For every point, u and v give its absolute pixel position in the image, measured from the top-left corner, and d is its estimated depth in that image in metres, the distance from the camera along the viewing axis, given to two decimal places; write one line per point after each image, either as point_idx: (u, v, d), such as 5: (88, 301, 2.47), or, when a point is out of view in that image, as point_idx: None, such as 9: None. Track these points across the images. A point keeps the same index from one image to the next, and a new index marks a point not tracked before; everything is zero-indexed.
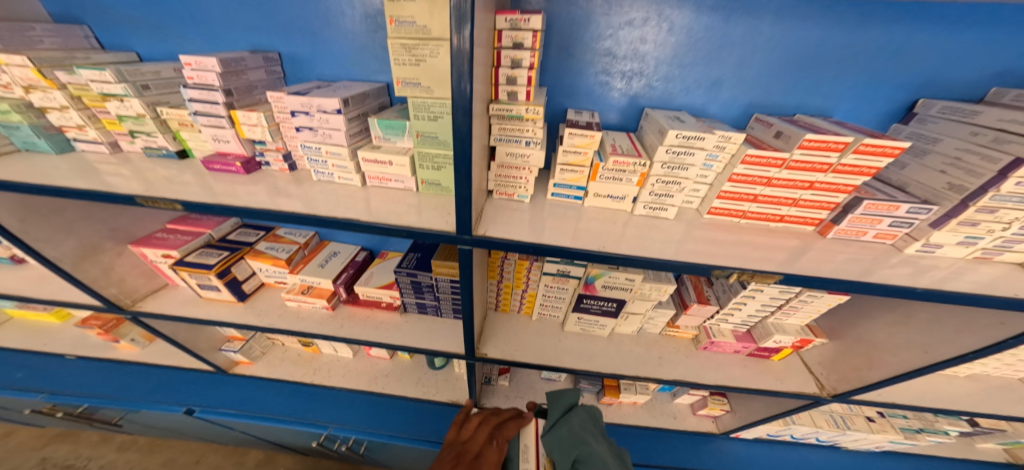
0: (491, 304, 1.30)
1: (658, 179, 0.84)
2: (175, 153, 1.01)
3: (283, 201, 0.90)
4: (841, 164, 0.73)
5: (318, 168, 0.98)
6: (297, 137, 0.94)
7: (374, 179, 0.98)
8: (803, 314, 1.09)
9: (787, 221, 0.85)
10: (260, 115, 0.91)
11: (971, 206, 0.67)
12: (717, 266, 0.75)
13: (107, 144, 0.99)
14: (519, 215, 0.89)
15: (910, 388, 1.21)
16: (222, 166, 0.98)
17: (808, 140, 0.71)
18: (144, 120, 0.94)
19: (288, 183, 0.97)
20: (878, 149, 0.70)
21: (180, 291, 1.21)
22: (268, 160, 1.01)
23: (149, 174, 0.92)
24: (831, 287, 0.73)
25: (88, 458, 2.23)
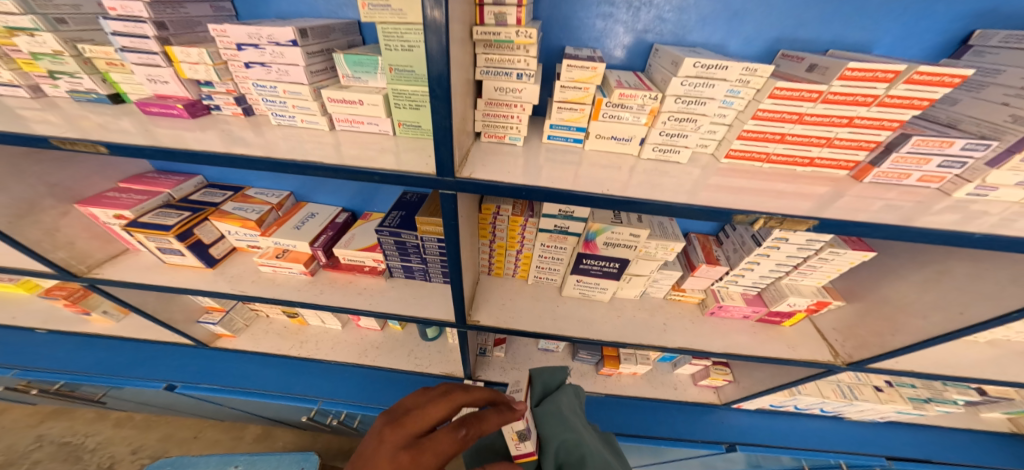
0: (484, 267, 1.22)
1: (670, 116, 0.73)
2: (107, 98, 0.87)
3: (239, 148, 0.78)
4: (889, 96, 0.61)
5: (276, 111, 0.85)
6: (249, 76, 0.82)
7: (344, 122, 0.86)
8: (819, 275, 1.00)
9: (816, 166, 0.74)
10: (201, 51, 0.78)
11: None
12: (739, 211, 0.65)
13: (27, 88, 0.86)
14: (510, 159, 0.77)
15: (928, 356, 1.14)
16: (162, 109, 0.84)
17: (851, 69, 0.60)
18: (62, 58, 0.80)
19: (245, 129, 0.85)
20: (935, 77, 0.58)
21: (142, 257, 1.11)
22: (217, 104, 0.88)
23: (80, 119, 0.80)
24: (869, 234, 0.63)
25: (83, 435, 2.20)
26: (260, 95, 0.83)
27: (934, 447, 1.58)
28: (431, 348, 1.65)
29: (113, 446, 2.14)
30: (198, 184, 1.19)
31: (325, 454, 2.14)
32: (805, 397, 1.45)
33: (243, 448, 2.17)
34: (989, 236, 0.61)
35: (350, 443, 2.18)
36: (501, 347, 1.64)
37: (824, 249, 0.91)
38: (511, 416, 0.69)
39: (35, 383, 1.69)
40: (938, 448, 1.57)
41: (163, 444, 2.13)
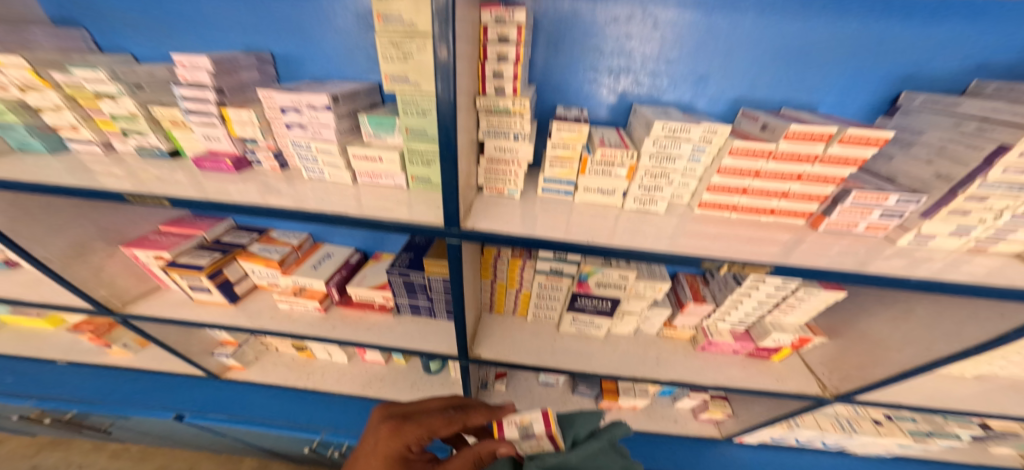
0: (486, 305, 1.29)
1: (647, 172, 0.84)
2: (167, 153, 1.01)
3: (273, 198, 0.89)
4: (828, 154, 0.71)
5: (308, 166, 0.98)
6: (287, 135, 0.94)
7: (365, 176, 0.98)
8: (801, 312, 1.07)
9: (777, 214, 0.83)
10: (251, 113, 0.90)
11: (960, 195, 0.63)
12: (707, 257, 0.74)
13: (101, 145, 0.99)
14: (509, 210, 0.88)
15: (916, 390, 1.18)
16: (213, 164, 0.97)
17: (793, 131, 0.69)
18: (136, 119, 0.93)
19: (280, 181, 0.97)
20: (864, 139, 0.68)
21: (172, 294, 1.21)
22: (259, 158, 1.00)
23: (141, 172, 0.93)
24: (827, 279, 0.71)
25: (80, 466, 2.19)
26: (297, 151, 0.95)
27: None
28: (433, 381, 1.69)
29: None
30: (229, 226, 1.29)
31: None
32: (804, 431, 1.46)
33: None
34: (933, 280, 0.68)
35: None
36: (502, 380, 1.68)
37: (799, 289, 0.99)
38: (496, 412, 0.78)
39: (47, 412, 1.74)
40: None
41: None
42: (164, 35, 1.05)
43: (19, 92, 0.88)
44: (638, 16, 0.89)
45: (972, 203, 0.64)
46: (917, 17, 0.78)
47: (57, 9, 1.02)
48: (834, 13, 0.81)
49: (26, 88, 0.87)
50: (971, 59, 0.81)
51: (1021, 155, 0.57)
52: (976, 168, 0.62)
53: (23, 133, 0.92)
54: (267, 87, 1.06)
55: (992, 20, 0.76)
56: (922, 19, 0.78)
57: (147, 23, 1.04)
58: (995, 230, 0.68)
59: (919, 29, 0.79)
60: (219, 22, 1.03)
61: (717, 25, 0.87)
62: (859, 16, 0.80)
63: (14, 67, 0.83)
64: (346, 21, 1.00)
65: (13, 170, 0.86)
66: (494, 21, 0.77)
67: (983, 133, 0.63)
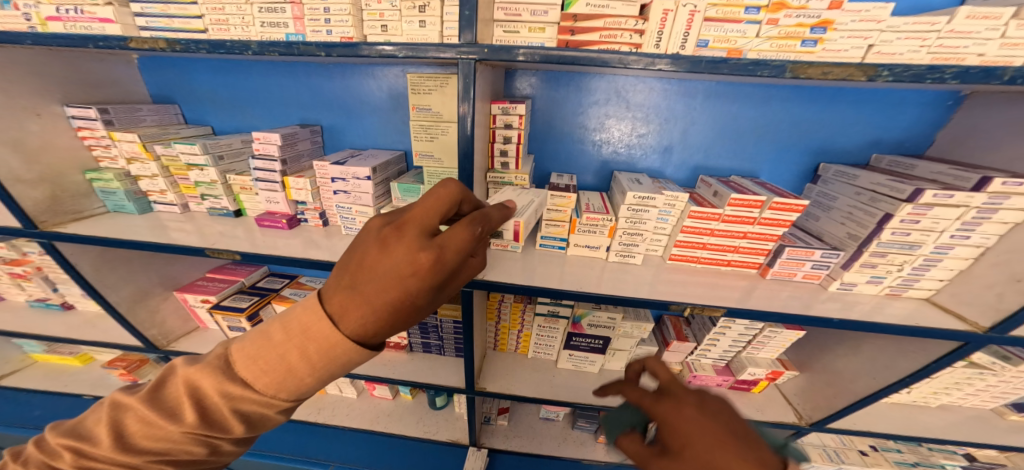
0: (490, 344, 1.43)
1: (625, 232, 1.02)
2: (232, 212, 1.19)
3: (313, 251, 1.07)
4: (763, 217, 0.88)
5: (348, 224, 1.15)
6: (333, 198, 1.13)
7: None
8: (771, 349, 1.21)
9: (734, 265, 0.99)
10: (306, 181, 1.11)
11: (864, 251, 0.79)
12: (674, 302, 0.88)
13: (180, 206, 1.19)
14: (511, 263, 1.05)
15: (884, 418, 1.29)
16: (271, 222, 1.16)
17: (734, 199, 0.87)
18: (215, 185, 1.13)
19: (322, 237, 1.15)
20: (788, 206, 0.85)
21: (209, 333, 1.35)
22: (307, 217, 1.19)
23: (207, 228, 1.11)
24: (776, 320, 0.85)
25: None
26: (339, 212, 1.14)
27: None
28: (438, 416, 1.77)
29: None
30: (263, 272, 1.46)
31: None
32: None
33: None
34: (865, 322, 0.81)
35: None
36: (505, 415, 1.76)
37: (765, 328, 1.14)
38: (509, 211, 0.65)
39: None
40: None
41: None
42: (239, 111, 1.29)
43: (126, 163, 1.09)
44: (613, 100, 1.07)
45: (877, 258, 0.80)
46: (822, 103, 0.94)
47: (158, 88, 1.28)
48: (757, 98, 0.97)
49: (132, 159, 1.08)
50: (868, 136, 0.95)
51: (901, 222, 0.74)
52: (873, 231, 0.78)
53: (122, 197, 1.12)
54: (316, 154, 1.27)
55: (883, 107, 0.92)
56: (823, 104, 0.94)
57: (228, 101, 1.27)
58: (902, 279, 0.83)
59: (825, 112, 0.95)
60: (283, 101, 1.26)
61: (674, 107, 1.04)
62: (777, 101, 0.96)
63: (129, 142, 1.06)
64: (383, 102, 1.22)
65: (106, 228, 1.05)
66: (502, 112, 0.98)
67: (875, 203, 0.79)
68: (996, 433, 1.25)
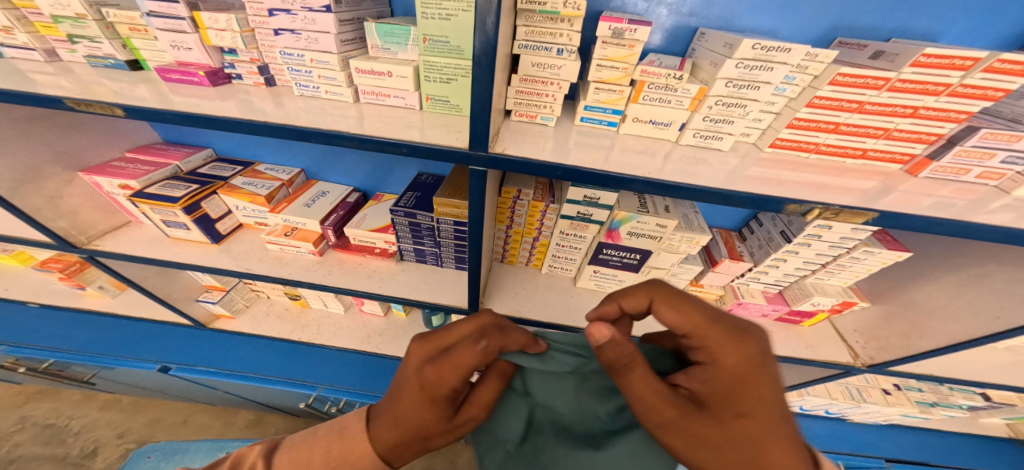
0: (497, 255, 1.26)
1: (717, 100, 0.68)
2: (125, 64, 0.79)
3: (256, 115, 0.64)
4: (961, 85, 0.58)
5: (301, 81, 0.72)
6: (276, 44, 0.71)
7: (369, 94, 0.72)
8: (846, 275, 0.99)
9: (868, 158, 0.70)
10: (229, 16, 0.69)
11: None
12: (791, 200, 0.62)
13: (42, 52, 0.78)
14: (540, 141, 0.73)
15: (976, 362, 1.06)
16: (182, 75, 0.74)
17: (927, 54, 0.56)
18: (84, 22, 0.73)
19: (264, 98, 0.71)
20: (1017, 66, 0.55)
21: (145, 230, 1.05)
22: (240, 73, 0.77)
23: (93, 85, 0.70)
24: (927, 228, 0.60)
25: (71, 416, 2.24)
26: (287, 64, 0.71)
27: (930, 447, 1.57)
28: None
29: (97, 431, 2.20)
30: (207, 158, 1.11)
31: None
32: (812, 399, 1.39)
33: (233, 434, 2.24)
34: None
35: None
36: None
37: (858, 248, 0.89)
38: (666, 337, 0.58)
39: (21, 361, 1.54)
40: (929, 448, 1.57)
41: (151, 428, 2.21)
42: None
43: None
44: None
45: None
46: None
47: None
48: None
49: None
50: None
51: None
52: None
53: None
54: None
55: None
56: None
57: None
58: None
59: None
60: None
61: None
62: None
63: None
64: None
65: None
66: None
67: None
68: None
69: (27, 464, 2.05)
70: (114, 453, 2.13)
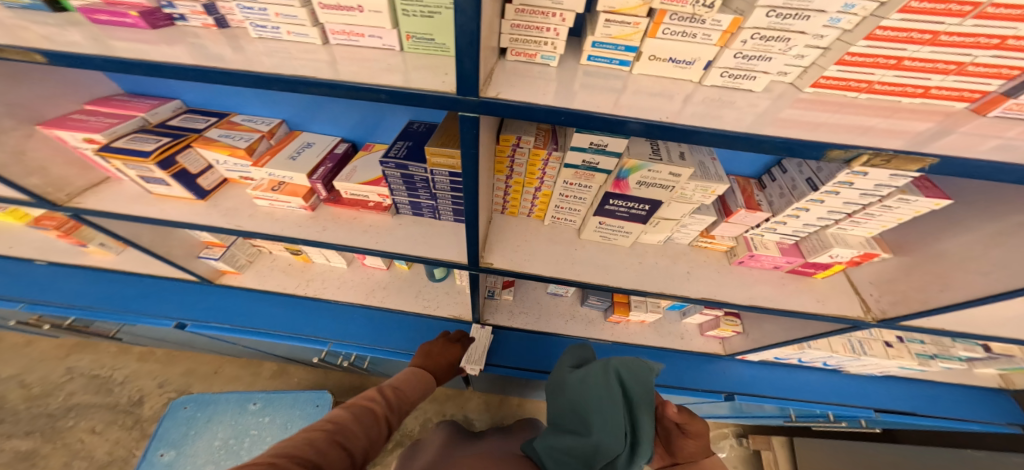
0: (498, 206, 1.21)
1: (754, 33, 0.57)
2: (45, 4, 0.68)
3: (209, 56, 0.57)
4: None
5: (254, 19, 0.61)
6: None
7: (339, 35, 0.62)
8: (873, 224, 0.93)
9: (929, 96, 0.60)
10: None
11: None
12: (837, 145, 0.54)
13: None
14: (539, 83, 0.65)
15: (994, 316, 1.03)
16: (111, 16, 0.63)
17: None
18: None
19: (215, 41, 0.62)
20: None
21: (126, 186, 1.01)
22: (183, 13, 0.67)
23: (16, 29, 0.61)
24: (976, 175, 0.53)
25: (112, 368, 2.42)
26: None
27: (924, 399, 1.60)
28: (439, 289, 1.60)
29: (140, 380, 2.38)
30: (176, 109, 1.05)
31: (341, 390, 2.43)
32: (813, 351, 1.41)
33: (262, 383, 2.43)
34: None
35: (361, 380, 2.48)
36: (509, 290, 1.65)
37: (892, 196, 0.81)
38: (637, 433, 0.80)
39: (45, 318, 1.62)
40: (923, 398, 1.60)
41: (188, 379, 2.40)
42: None
43: None
44: None
45: None
46: None
47: None
48: None
49: None
50: None
51: None
52: None
53: None
54: None
55: None
56: None
57: None
58: None
59: None
60: None
61: None
62: None
63: None
64: None
65: None
66: None
67: None
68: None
69: (84, 412, 2.24)
70: (158, 401, 2.32)
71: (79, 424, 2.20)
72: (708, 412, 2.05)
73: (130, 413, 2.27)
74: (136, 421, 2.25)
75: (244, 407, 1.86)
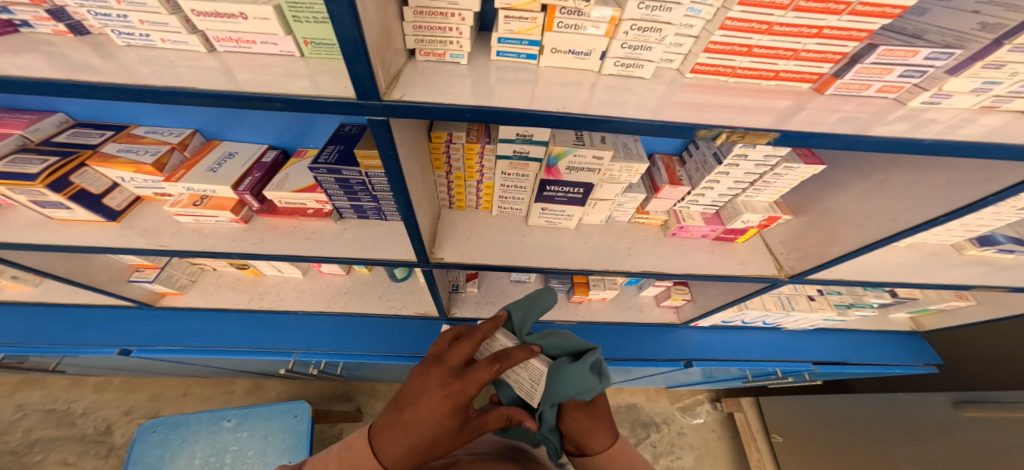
0: (445, 201, 1.23)
1: (632, 25, 0.62)
2: None
3: (77, 70, 0.54)
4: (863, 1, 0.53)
5: (117, 27, 0.60)
6: None
7: (224, 41, 0.62)
8: (772, 190, 1.04)
9: (781, 79, 0.68)
10: None
11: (1006, 45, 0.54)
12: (702, 126, 0.60)
13: None
14: (452, 80, 0.67)
15: (884, 264, 1.18)
16: None
17: None
18: None
19: (86, 51, 0.59)
20: None
21: (29, 214, 0.95)
22: (26, 19, 0.60)
23: None
24: (824, 146, 0.61)
25: (66, 401, 2.26)
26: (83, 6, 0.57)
27: (853, 346, 1.78)
28: (402, 289, 1.61)
29: (103, 410, 2.25)
30: (62, 123, 0.98)
31: (319, 397, 2.40)
32: (751, 312, 1.53)
33: (236, 400, 2.37)
34: (933, 143, 0.60)
35: (342, 387, 2.46)
36: (474, 282, 1.67)
37: (780, 165, 0.91)
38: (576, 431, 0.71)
39: None
40: (853, 346, 1.78)
41: (155, 403, 2.29)
42: None
43: None
44: None
45: (1015, 54, 0.55)
46: None
47: None
48: None
49: None
50: None
51: None
52: None
53: None
54: None
55: None
56: None
57: None
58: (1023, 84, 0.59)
59: None
60: None
61: None
62: None
63: None
64: None
65: None
66: None
67: None
68: (952, 263, 1.19)
69: (51, 446, 2.11)
70: (129, 428, 2.21)
71: (50, 457, 2.08)
72: (679, 380, 2.18)
73: (101, 443, 2.15)
74: (110, 449, 2.13)
75: (218, 424, 1.80)
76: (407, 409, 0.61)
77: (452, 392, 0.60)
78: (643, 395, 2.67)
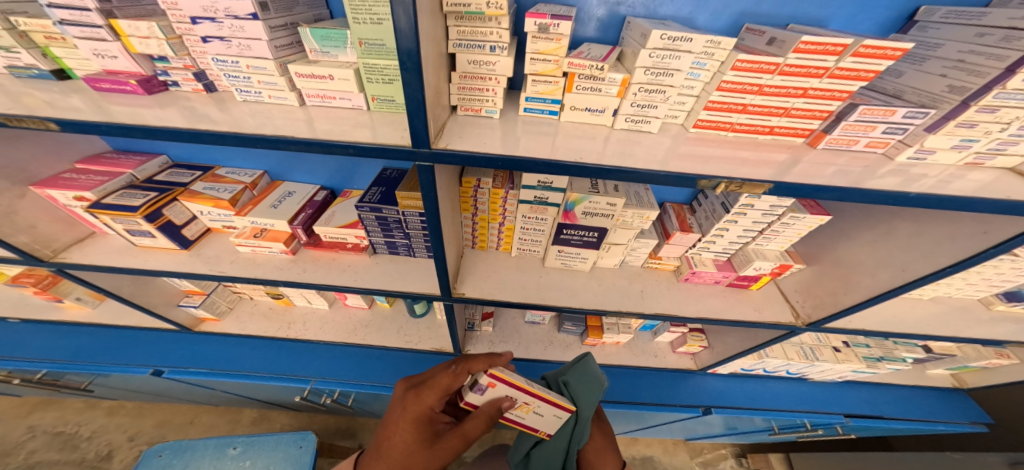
0: (468, 241, 1.32)
1: (640, 88, 0.74)
2: (52, 74, 0.78)
3: (199, 120, 0.68)
4: (838, 68, 0.64)
5: (241, 86, 0.76)
6: (207, 52, 0.73)
7: (314, 98, 0.77)
8: (782, 239, 1.08)
9: (776, 134, 0.77)
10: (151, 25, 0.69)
11: (973, 105, 0.62)
12: (702, 176, 0.68)
13: None
14: (487, 131, 0.79)
15: (906, 315, 1.16)
16: (113, 84, 0.75)
17: (805, 42, 0.62)
18: None
19: (207, 104, 0.74)
20: (879, 51, 0.62)
21: (111, 239, 1.08)
22: (176, 80, 0.78)
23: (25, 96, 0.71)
24: (821, 195, 0.68)
25: (78, 424, 2.28)
26: (222, 71, 0.74)
27: (890, 405, 1.67)
28: (419, 325, 1.65)
29: (109, 434, 2.26)
30: (163, 165, 1.15)
31: (324, 431, 2.35)
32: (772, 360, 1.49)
33: (241, 430, 2.34)
34: (925, 195, 0.66)
35: (347, 422, 2.40)
36: (489, 321, 1.70)
37: (786, 214, 0.97)
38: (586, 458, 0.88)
39: (14, 372, 1.60)
40: (890, 404, 1.67)
41: (161, 430, 2.29)
42: None
43: None
44: None
45: (984, 114, 0.62)
46: None
47: None
48: None
49: None
50: None
51: None
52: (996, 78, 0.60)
53: None
54: None
55: None
56: None
57: None
58: (998, 142, 0.66)
59: None
60: None
61: None
62: None
63: None
64: None
65: None
66: None
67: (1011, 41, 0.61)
68: (981, 319, 1.16)
69: None
70: (129, 455, 2.19)
71: None
72: (701, 434, 2.05)
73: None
74: None
75: (222, 451, 1.77)
76: (393, 422, 0.84)
77: (419, 400, 0.83)
78: (660, 447, 2.47)
